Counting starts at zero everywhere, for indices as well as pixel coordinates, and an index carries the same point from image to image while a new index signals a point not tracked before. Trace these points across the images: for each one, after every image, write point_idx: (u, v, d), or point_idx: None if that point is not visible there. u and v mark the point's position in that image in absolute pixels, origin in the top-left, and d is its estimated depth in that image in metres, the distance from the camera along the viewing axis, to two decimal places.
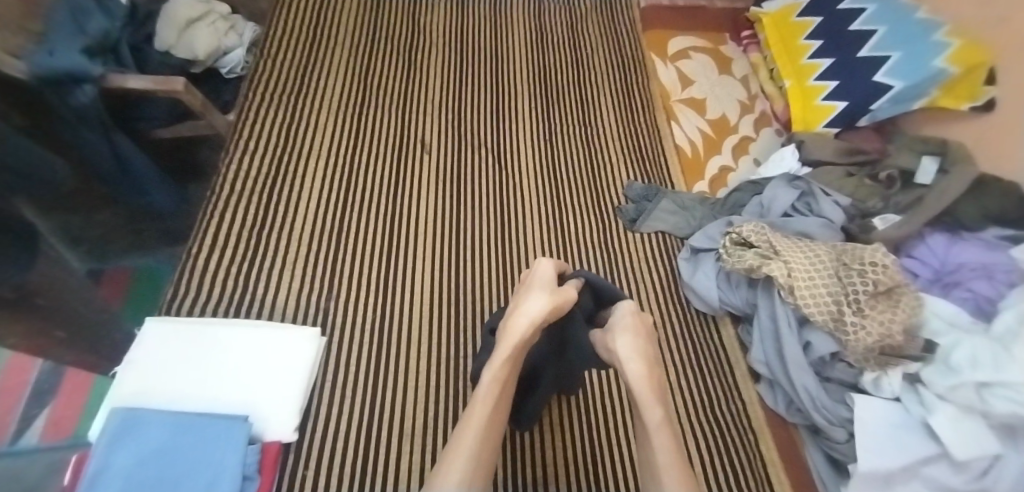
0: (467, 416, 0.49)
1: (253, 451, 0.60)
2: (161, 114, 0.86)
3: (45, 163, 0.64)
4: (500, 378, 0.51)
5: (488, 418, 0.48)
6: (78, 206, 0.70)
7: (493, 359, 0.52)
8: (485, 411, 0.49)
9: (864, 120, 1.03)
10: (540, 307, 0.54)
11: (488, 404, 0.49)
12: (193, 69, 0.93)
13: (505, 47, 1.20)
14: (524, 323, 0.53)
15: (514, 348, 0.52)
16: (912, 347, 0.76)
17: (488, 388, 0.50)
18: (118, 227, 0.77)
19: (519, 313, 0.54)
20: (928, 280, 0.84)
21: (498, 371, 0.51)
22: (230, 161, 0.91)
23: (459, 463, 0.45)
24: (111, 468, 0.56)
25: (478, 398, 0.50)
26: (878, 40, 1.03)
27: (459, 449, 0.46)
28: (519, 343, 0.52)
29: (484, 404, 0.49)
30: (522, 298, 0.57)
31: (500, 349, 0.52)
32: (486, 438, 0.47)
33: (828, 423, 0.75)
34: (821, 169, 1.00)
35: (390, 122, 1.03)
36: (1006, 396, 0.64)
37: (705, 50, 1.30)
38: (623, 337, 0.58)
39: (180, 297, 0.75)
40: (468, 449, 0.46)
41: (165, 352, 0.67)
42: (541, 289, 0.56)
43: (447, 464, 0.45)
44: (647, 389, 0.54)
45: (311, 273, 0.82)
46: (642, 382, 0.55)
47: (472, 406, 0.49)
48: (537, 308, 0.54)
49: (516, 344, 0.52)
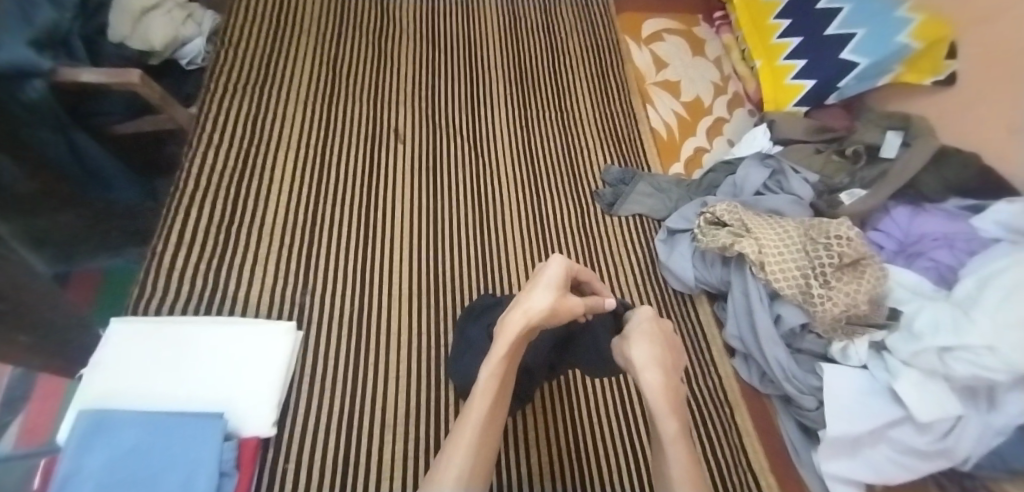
0: (465, 413, 0.51)
1: (230, 447, 0.60)
2: (119, 109, 0.86)
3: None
4: (497, 377, 0.52)
5: (485, 417, 0.50)
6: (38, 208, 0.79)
7: (490, 356, 0.53)
8: (485, 406, 0.50)
9: (833, 98, 1.05)
10: (540, 310, 0.54)
11: (486, 400, 0.51)
12: (150, 60, 0.92)
13: (476, 32, 1.19)
14: (518, 320, 0.54)
15: (510, 345, 0.53)
16: (878, 315, 0.81)
17: (486, 384, 0.52)
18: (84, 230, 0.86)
19: (518, 309, 0.55)
20: (893, 251, 0.88)
21: (495, 368, 0.52)
22: (195, 156, 0.88)
23: (457, 460, 0.47)
24: (83, 469, 0.56)
25: (478, 391, 0.52)
26: (845, 17, 1.05)
27: (460, 444, 0.48)
28: (516, 339, 0.53)
29: (484, 397, 0.51)
30: (523, 295, 0.57)
31: (497, 347, 0.53)
32: (485, 436, 0.50)
33: (798, 392, 0.79)
34: (790, 147, 1.02)
35: (362, 111, 1.02)
36: (967, 360, 0.67)
37: (679, 31, 1.29)
38: (639, 344, 0.57)
39: (150, 297, 0.74)
40: (469, 444, 0.48)
41: (134, 349, 0.66)
42: (546, 292, 0.55)
43: (446, 460, 0.47)
44: (660, 398, 0.52)
45: (284, 267, 0.81)
46: (658, 394, 0.53)
47: (471, 403, 0.51)
48: (538, 310, 0.54)
49: (512, 341, 0.53)
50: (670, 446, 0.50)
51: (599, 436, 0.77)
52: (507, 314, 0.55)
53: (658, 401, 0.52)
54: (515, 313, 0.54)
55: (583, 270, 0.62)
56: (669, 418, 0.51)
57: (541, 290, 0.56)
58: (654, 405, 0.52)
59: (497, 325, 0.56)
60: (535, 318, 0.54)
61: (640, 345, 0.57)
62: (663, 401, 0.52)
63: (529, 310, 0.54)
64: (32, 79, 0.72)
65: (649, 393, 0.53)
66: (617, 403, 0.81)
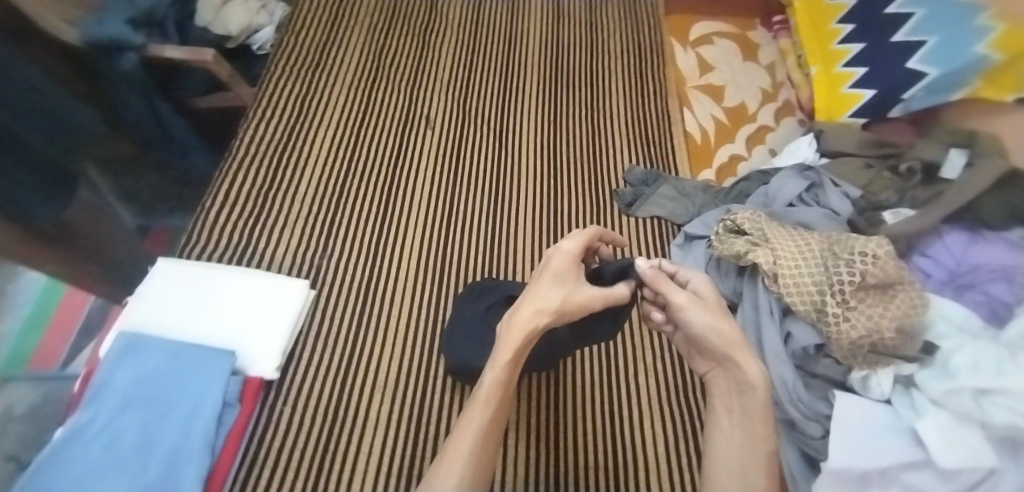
0: (467, 417, 0.52)
1: (235, 382, 0.68)
2: (197, 84, 0.99)
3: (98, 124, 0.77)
4: (501, 383, 0.53)
5: (487, 422, 0.51)
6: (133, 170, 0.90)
7: (496, 358, 0.52)
8: (486, 415, 0.51)
9: (896, 111, 0.96)
10: (550, 308, 0.54)
11: (489, 406, 0.52)
12: (228, 44, 1.06)
13: (518, 28, 1.22)
14: (527, 320, 0.53)
15: (515, 354, 0.52)
16: (910, 347, 0.72)
17: (490, 389, 0.52)
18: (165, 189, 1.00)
19: (527, 309, 0.54)
20: (940, 281, 0.78)
21: (499, 372, 0.52)
22: (249, 128, 0.99)
23: (458, 466, 0.48)
24: (114, 381, 0.65)
25: (479, 396, 0.53)
26: (915, 23, 0.96)
27: (460, 447, 0.50)
28: (524, 341, 0.52)
29: (486, 402, 0.52)
30: (533, 290, 0.56)
31: (502, 350, 0.52)
32: (484, 441, 0.51)
33: (803, 417, 0.72)
34: (837, 160, 0.96)
35: (398, 97, 1.08)
36: (1007, 405, 0.60)
37: (731, 35, 1.24)
38: (725, 317, 0.58)
39: (192, 245, 0.84)
40: (467, 449, 0.50)
41: (169, 286, 0.76)
42: (554, 289, 0.55)
43: (448, 465, 0.49)
44: (758, 395, 0.54)
45: (308, 232, 0.89)
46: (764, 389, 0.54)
47: (472, 410, 0.52)
48: (551, 306, 0.54)
49: (518, 349, 0.52)
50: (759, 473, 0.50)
51: (581, 431, 0.77)
52: (516, 310, 0.54)
53: (756, 401, 0.54)
54: (523, 313, 0.54)
55: (595, 236, 0.64)
56: (763, 436, 0.52)
57: (550, 287, 0.55)
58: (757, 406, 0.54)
59: (504, 325, 0.54)
60: (545, 310, 0.54)
61: (723, 321, 0.57)
62: (765, 401, 0.54)
63: (538, 306, 0.54)
64: (127, 53, 0.85)
65: (749, 385, 0.54)
66: (605, 404, 0.80)
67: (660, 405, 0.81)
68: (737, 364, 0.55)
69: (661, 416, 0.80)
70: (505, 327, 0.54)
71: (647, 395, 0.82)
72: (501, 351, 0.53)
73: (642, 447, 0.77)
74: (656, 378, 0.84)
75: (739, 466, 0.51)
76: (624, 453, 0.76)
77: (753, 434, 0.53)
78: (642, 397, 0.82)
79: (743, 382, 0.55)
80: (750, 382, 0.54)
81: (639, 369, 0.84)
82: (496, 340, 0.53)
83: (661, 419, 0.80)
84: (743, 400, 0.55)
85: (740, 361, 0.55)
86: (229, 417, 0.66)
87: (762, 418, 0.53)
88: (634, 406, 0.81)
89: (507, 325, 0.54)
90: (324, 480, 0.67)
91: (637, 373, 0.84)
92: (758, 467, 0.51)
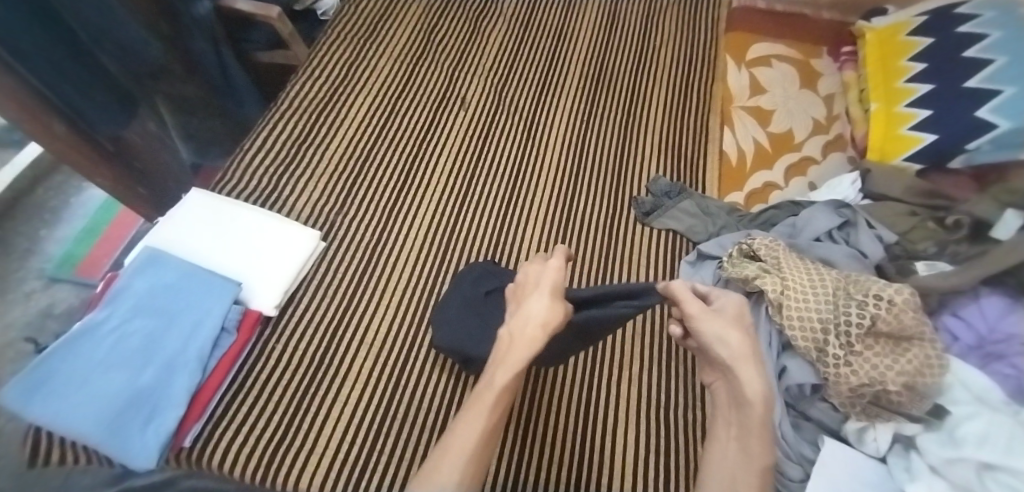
0: (467, 418, 0.54)
1: (236, 310, 0.73)
2: (263, 40, 1.08)
3: (149, 50, 0.85)
4: (508, 388, 0.56)
5: (487, 426, 0.54)
6: (195, 110, 1.00)
7: (505, 365, 0.57)
8: (483, 419, 0.54)
9: (958, 161, 0.87)
10: (547, 315, 0.60)
11: (493, 410, 0.55)
12: (295, 6, 1.16)
13: (570, 26, 1.23)
14: (535, 330, 0.59)
15: (522, 363, 0.56)
16: (916, 407, 0.65)
17: (497, 394, 0.55)
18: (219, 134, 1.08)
19: (528, 318, 0.60)
20: (967, 346, 0.71)
21: (511, 377, 0.56)
22: (296, 85, 1.05)
23: (456, 464, 0.51)
24: (129, 289, 0.71)
25: (489, 393, 0.56)
26: (993, 71, 0.88)
27: (462, 446, 0.52)
28: (530, 344, 0.57)
29: (488, 406, 0.55)
30: (529, 302, 0.62)
31: (514, 357, 0.57)
32: (483, 442, 0.53)
33: (784, 456, 0.68)
34: (880, 203, 0.90)
35: (440, 75, 1.11)
36: (1009, 484, 0.55)
37: (792, 60, 1.20)
38: (738, 332, 0.59)
39: (223, 182, 0.90)
40: (470, 447, 0.52)
41: (197, 213, 0.82)
42: (552, 303, 0.61)
43: (445, 463, 0.51)
44: (757, 409, 0.54)
45: (330, 187, 0.93)
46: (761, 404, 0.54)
47: (473, 410, 0.55)
48: (551, 316, 0.60)
49: (525, 358, 0.56)
50: (747, 476, 0.52)
51: (553, 427, 0.76)
52: (519, 322, 0.60)
53: (755, 415, 0.55)
54: (530, 324, 0.59)
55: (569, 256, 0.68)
56: (759, 449, 0.53)
57: (546, 301, 0.61)
58: (756, 422, 0.54)
59: (506, 336, 0.60)
60: (552, 323, 0.59)
61: (734, 334, 0.59)
62: (763, 415, 0.54)
63: (544, 320, 0.59)
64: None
65: (746, 399, 0.55)
66: (581, 404, 0.78)
67: (640, 416, 0.77)
68: (736, 376, 0.57)
69: (636, 425, 0.76)
70: (506, 341, 0.59)
71: (627, 401, 0.79)
72: (508, 357, 0.58)
73: (610, 454, 0.73)
74: (642, 387, 0.80)
75: (730, 475, 0.52)
76: (589, 455, 0.73)
77: (748, 448, 0.54)
78: (622, 403, 0.78)
79: (742, 394, 0.56)
80: (748, 396, 0.55)
81: (625, 375, 0.81)
82: (499, 349, 0.59)
83: (637, 428, 0.76)
84: (742, 414, 0.56)
85: (739, 373, 0.57)
86: (225, 343, 0.71)
87: (758, 434, 0.54)
88: (612, 411, 0.77)
89: (501, 356, 0.58)
90: (298, 418, 0.70)
91: (620, 379, 0.81)
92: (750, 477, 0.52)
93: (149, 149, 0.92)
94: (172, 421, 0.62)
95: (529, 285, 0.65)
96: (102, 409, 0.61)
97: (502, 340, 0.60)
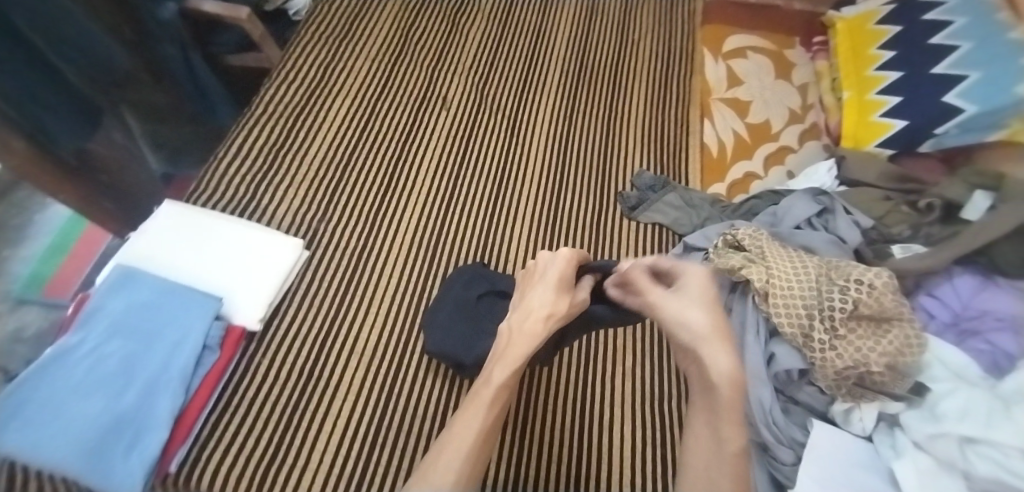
0: (465, 417, 0.54)
1: (217, 327, 0.71)
2: (233, 43, 1.05)
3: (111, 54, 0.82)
4: (508, 385, 0.56)
5: (484, 426, 0.53)
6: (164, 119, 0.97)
7: (506, 361, 0.57)
8: (481, 416, 0.53)
9: (928, 145, 0.90)
10: (550, 305, 0.60)
11: (492, 407, 0.54)
12: (265, 7, 1.11)
13: (549, 22, 1.23)
14: (540, 321, 0.59)
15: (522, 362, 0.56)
16: (898, 385, 0.68)
17: (495, 392, 0.55)
18: (192, 143, 1.05)
19: (533, 307, 0.60)
20: (943, 323, 0.73)
21: (509, 374, 0.56)
22: (272, 90, 1.02)
23: (455, 463, 0.50)
24: (103, 309, 0.69)
25: (487, 391, 0.55)
26: (958, 58, 0.91)
27: (460, 447, 0.51)
28: (535, 341, 0.58)
29: (483, 407, 0.54)
30: (532, 293, 0.62)
31: (512, 357, 0.57)
32: (481, 442, 0.53)
33: (776, 441, 0.70)
34: (856, 189, 0.92)
35: (419, 75, 1.10)
36: (992, 458, 0.57)
37: (766, 52, 1.22)
38: (698, 310, 0.55)
39: (201, 192, 0.88)
40: (467, 449, 0.51)
41: (172, 226, 0.80)
42: (558, 295, 0.61)
43: (444, 463, 0.50)
44: (728, 392, 0.49)
45: (313, 194, 0.92)
46: (726, 385, 0.49)
47: (472, 408, 0.54)
48: (554, 304, 0.60)
49: (523, 358, 0.56)
50: (726, 464, 0.48)
51: (548, 426, 0.76)
52: (521, 317, 0.61)
53: (722, 395, 0.50)
54: (533, 318, 0.59)
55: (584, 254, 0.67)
56: (733, 432, 0.49)
57: (550, 292, 0.61)
58: (725, 404, 0.49)
59: (512, 330, 0.60)
60: (557, 314, 0.60)
61: (697, 311, 0.55)
62: (731, 396, 0.49)
63: (548, 312, 0.59)
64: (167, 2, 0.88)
65: (712, 382, 0.51)
66: (574, 402, 0.79)
67: (633, 409, 0.78)
68: (700, 357, 0.52)
69: (631, 419, 0.77)
70: (506, 336, 0.61)
71: (620, 396, 0.80)
72: (508, 353, 0.58)
73: (605, 451, 0.74)
74: (636, 382, 0.81)
75: (706, 466, 0.49)
76: (586, 453, 0.74)
77: (719, 432, 0.50)
78: (616, 398, 0.79)
79: (709, 378, 0.51)
80: (715, 378, 0.50)
81: (617, 369, 0.82)
82: (498, 346, 0.59)
83: (632, 421, 0.77)
84: (710, 397, 0.51)
85: (705, 354, 0.52)
86: (207, 362, 0.69)
87: (730, 416, 0.49)
88: (606, 406, 0.78)
89: (501, 353, 0.59)
90: (290, 433, 0.69)
91: (613, 374, 0.82)
92: (731, 466, 0.48)
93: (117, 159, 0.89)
94: (157, 444, 0.60)
95: (533, 276, 0.66)
96: (79, 437, 0.59)
97: (501, 340, 0.61)
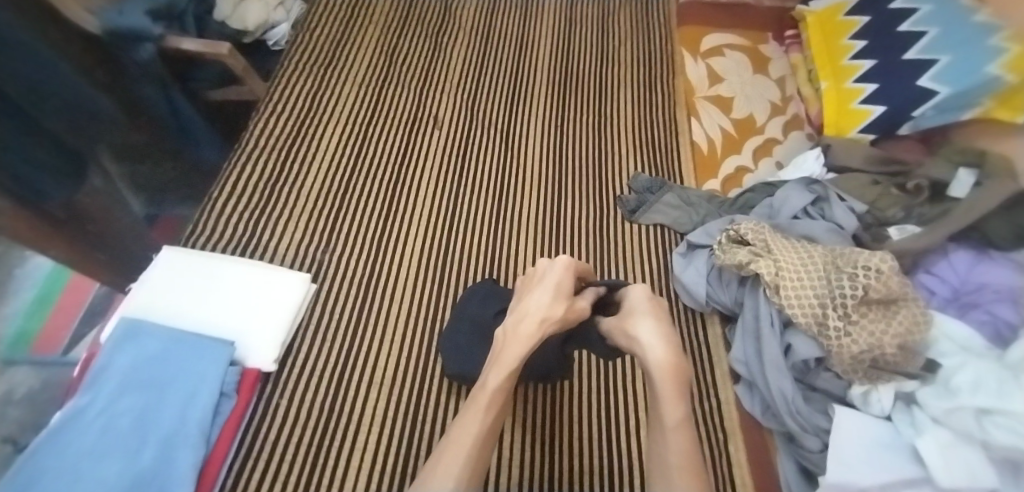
0: (463, 421, 0.54)
1: (233, 372, 0.69)
2: (212, 77, 1.02)
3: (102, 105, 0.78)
4: (503, 389, 0.56)
5: (482, 428, 0.54)
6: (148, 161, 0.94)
7: (502, 364, 0.57)
8: (477, 420, 0.54)
9: (906, 127, 0.94)
10: (545, 310, 0.60)
11: (489, 411, 0.55)
12: (244, 39, 1.09)
13: (530, 35, 1.24)
14: (531, 326, 0.59)
15: (514, 365, 0.57)
16: (911, 364, 0.70)
17: (494, 394, 0.55)
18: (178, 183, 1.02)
19: (526, 313, 0.61)
20: (944, 299, 0.76)
21: (504, 378, 0.56)
22: (259, 123, 1.00)
23: (454, 463, 0.50)
24: (111, 366, 0.66)
25: (484, 396, 0.56)
26: (930, 41, 0.94)
27: (456, 452, 0.51)
28: (531, 344, 0.58)
29: (479, 409, 0.55)
30: (529, 297, 0.63)
31: (508, 358, 0.57)
32: (478, 444, 0.53)
33: (801, 430, 0.71)
34: (844, 175, 0.95)
35: (408, 97, 1.10)
36: (1006, 426, 0.58)
37: (742, 48, 1.25)
38: (635, 319, 0.60)
39: (198, 233, 0.86)
40: (463, 453, 0.51)
41: (173, 272, 0.77)
42: (552, 301, 0.61)
43: (443, 466, 0.50)
44: (665, 380, 0.54)
45: (313, 225, 0.90)
46: (661, 369, 0.54)
47: (469, 412, 0.55)
48: (548, 309, 0.60)
49: (516, 362, 0.57)
50: (672, 438, 0.52)
51: (575, 438, 0.76)
52: (518, 321, 0.60)
53: (657, 382, 0.54)
54: (528, 320, 0.60)
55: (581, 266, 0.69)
56: (673, 407, 0.52)
57: (550, 298, 0.61)
58: (662, 389, 0.53)
59: (507, 332, 0.60)
60: (552, 318, 0.60)
61: (629, 320, 0.60)
62: (661, 378, 0.54)
63: (544, 316, 0.60)
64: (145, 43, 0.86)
65: (649, 370, 0.55)
66: (599, 410, 0.79)
67: None
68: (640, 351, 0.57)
69: None
70: (501, 340, 0.61)
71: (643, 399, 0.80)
72: (504, 356, 0.58)
73: (635, 456, 0.75)
74: None
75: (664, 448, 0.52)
76: (616, 459, 0.74)
77: (662, 413, 0.53)
78: (639, 401, 0.80)
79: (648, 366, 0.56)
80: (651, 365, 0.55)
81: (636, 373, 0.83)
82: (495, 347, 0.60)
83: None
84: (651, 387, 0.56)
85: (640, 351, 0.57)
86: (225, 408, 0.67)
87: (667, 396, 0.53)
88: (631, 412, 0.79)
89: (496, 356, 0.59)
90: (315, 475, 0.67)
91: (634, 379, 0.82)
92: (680, 440, 0.52)
93: (105, 208, 0.85)
94: None
95: (533, 280, 0.66)
96: None
97: (495, 351, 0.61)
